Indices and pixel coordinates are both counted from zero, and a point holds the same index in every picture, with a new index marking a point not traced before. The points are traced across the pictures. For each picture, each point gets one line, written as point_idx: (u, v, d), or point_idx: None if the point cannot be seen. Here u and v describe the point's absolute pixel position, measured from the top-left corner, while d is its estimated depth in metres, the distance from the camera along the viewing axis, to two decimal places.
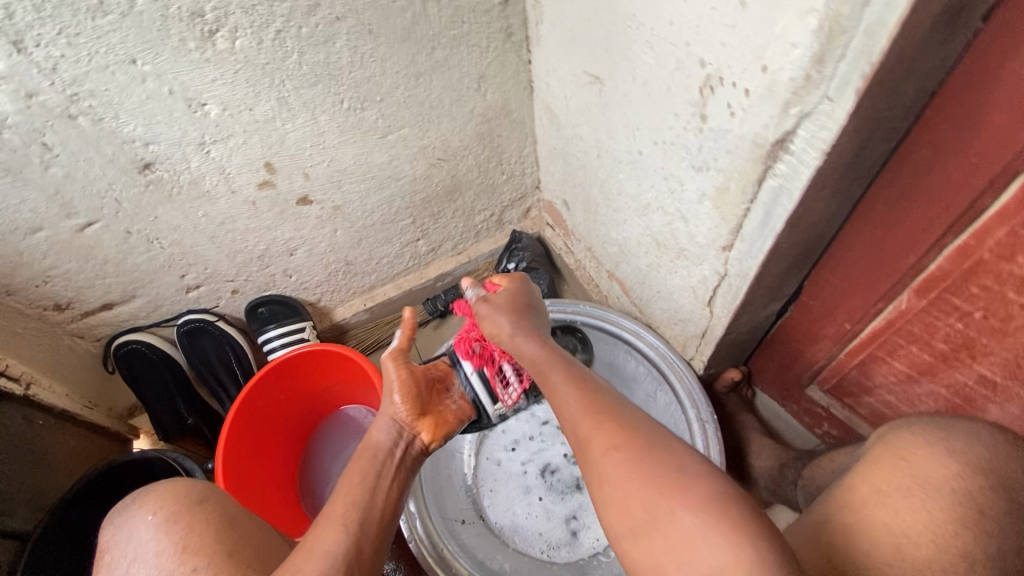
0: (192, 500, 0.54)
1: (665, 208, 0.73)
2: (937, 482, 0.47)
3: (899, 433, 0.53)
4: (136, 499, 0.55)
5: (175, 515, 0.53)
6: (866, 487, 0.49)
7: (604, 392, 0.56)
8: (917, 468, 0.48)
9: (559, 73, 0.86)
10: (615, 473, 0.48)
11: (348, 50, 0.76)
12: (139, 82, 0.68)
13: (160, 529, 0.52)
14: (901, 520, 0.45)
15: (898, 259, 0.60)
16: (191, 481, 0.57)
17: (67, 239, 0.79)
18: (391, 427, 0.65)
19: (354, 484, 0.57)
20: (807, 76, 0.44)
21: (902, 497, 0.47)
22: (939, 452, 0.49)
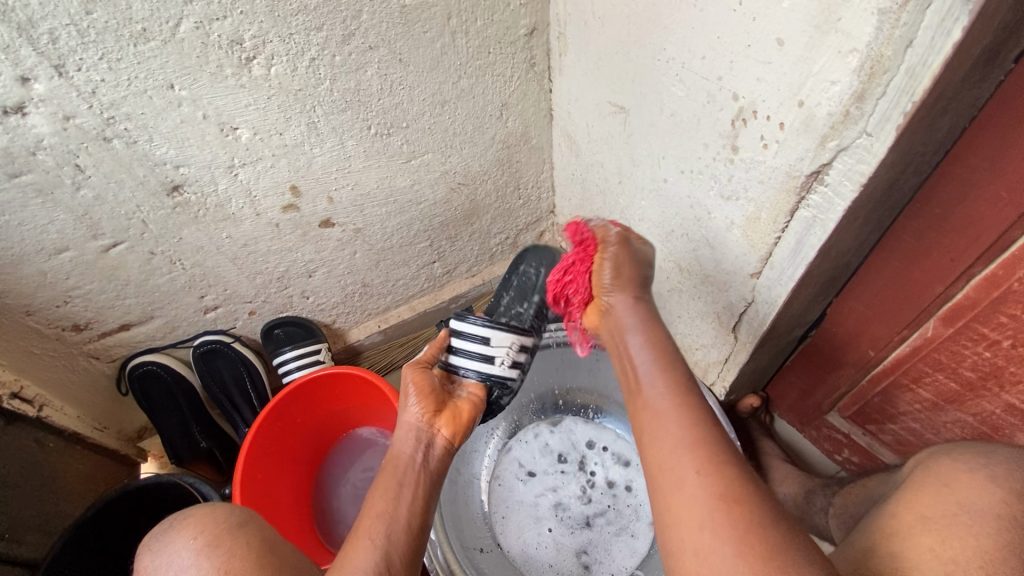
0: (231, 524, 0.52)
1: (689, 235, 0.74)
2: (982, 508, 0.47)
3: (942, 461, 0.54)
4: (173, 523, 0.53)
5: (217, 540, 0.50)
6: (913, 515, 0.49)
7: (703, 415, 0.51)
8: (962, 495, 0.49)
9: (581, 102, 0.88)
10: (716, 528, 0.43)
11: (379, 77, 0.78)
12: (174, 106, 0.69)
13: (201, 555, 0.49)
14: (948, 547, 0.45)
15: (926, 287, 0.61)
16: (228, 506, 0.54)
17: (91, 260, 0.79)
18: (408, 432, 0.66)
19: (387, 503, 0.57)
20: (846, 112, 0.45)
21: (947, 523, 0.47)
22: (981, 477, 0.50)
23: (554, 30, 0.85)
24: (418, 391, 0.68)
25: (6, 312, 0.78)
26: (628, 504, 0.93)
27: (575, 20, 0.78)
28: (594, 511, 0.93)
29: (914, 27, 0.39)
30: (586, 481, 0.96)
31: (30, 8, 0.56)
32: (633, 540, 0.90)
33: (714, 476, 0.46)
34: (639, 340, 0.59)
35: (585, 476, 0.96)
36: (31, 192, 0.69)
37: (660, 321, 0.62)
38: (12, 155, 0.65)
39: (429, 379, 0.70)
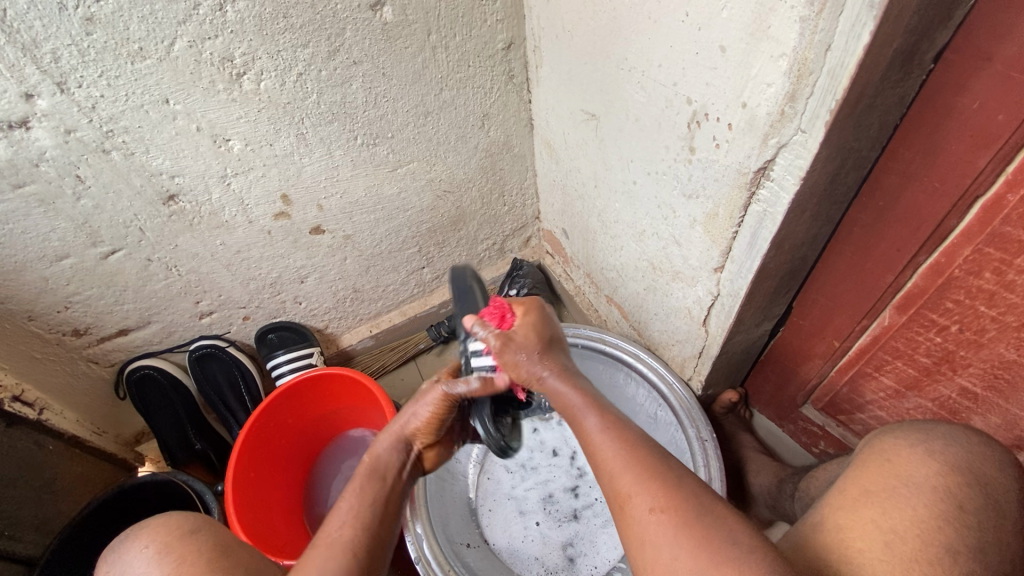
0: (183, 531, 0.54)
1: (659, 234, 0.78)
2: (921, 480, 0.50)
3: (886, 434, 0.56)
4: (132, 532, 0.55)
5: (167, 546, 0.53)
6: (857, 489, 0.52)
7: (635, 439, 0.54)
8: (901, 468, 0.51)
9: (557, 112, 0.92)
10: (656, 532, 0.47)
11: (364, 90, 0.82)
12: (169, 120, 0.74)
13: (154, 560, 0.52)
14: (888, 517, 0.48)
15: (878, 277, 0.64)
16: (184, 513, 0.57)
17: (91, 266, 0.83)
18: (397, 441, 0.62)
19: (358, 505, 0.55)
20: (782, 111, 0.49)
21: (889, 496, 0.50)
22: (920, 452, 0.52)
23: (530, 44, 0.90)
24: (436, 412, 0.62)
25: (11, 317, 0.82)
26: None
27: (548, 34, 0.82)
28: (581, 504, 0.96)
29: (831, 32, 0.42)
30: (575, 476, 0.99)
31: (34, 30, 0.60)
32: (616, 532, 0.92)
33: (644, 485, 0.49)
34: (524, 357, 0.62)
35: (572, 470, 0.99)
36: (34, 202, 0.73)
37: (556, 356, 0.64)
38: (17, 166, 0.70)
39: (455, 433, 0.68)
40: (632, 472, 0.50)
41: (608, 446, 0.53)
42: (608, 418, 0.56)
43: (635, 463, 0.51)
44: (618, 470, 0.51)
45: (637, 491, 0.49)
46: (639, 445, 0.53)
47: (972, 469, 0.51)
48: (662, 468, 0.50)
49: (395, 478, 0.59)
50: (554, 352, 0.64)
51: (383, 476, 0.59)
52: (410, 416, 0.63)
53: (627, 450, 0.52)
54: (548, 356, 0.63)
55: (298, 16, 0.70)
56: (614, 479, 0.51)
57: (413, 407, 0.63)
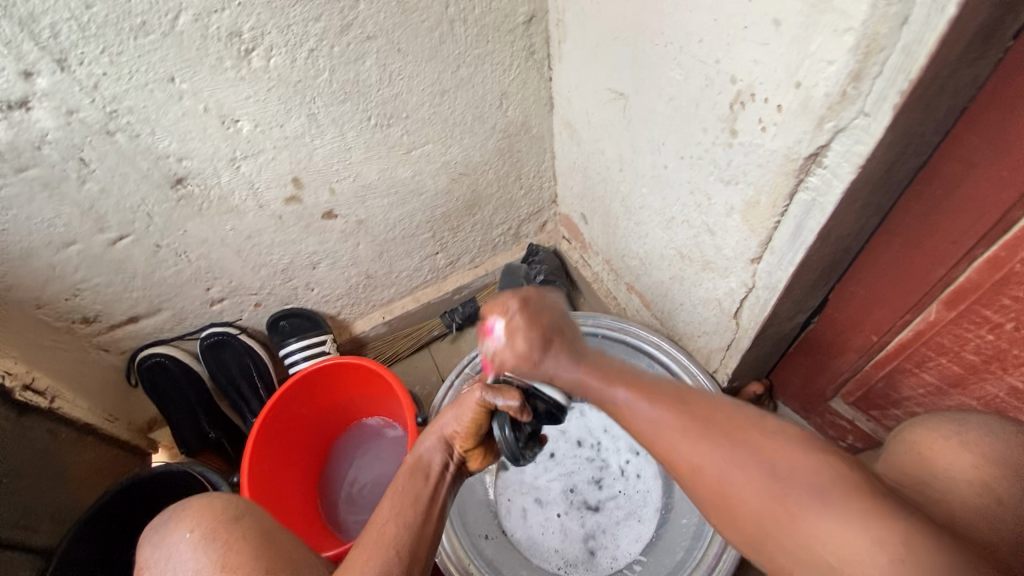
0: (229, 517, 0.51)
1: (690, 221, 0.74)
2: (963, 468, 0.48)
3: (920, 427, 0.55)
4: (172, 514, 0.52)
5: (214, 533, 0.49)
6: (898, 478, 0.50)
7: (690, 404, 0.49)
8: (938, 459, 0.50)
9: (581, 91, 0.87)
10: (733, 479, 0.43)
11: (377, 68, 0.78)
12: (176, 99, 0.70)
13: (199, 547, 0.48)
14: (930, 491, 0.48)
15: (928, 271, 0.60)
16: (225, 495, 0.53)
17: (99, 253, 0.80)
18: (438, 442, 0.61)
19: (401, 501, 0.53)
20: (843, 92, 0.45)
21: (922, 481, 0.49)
22: (951, 444, 0.51)
23: (553, 17, 0.85)
24: (477, 417, 0.60)
25: (19, 305, 0.80)
26: (638, 489, 0.94)
27: (574, 7, 0.77)
28: (604, 497, 0.94)
29: (910, 3, 0.38)
30: (599, 468, 0.97)
31: (30, 3, 0.56)
32: (639, 526, 0.91)
33: (701, 439, 0.46)
34: (523, 343, 0.60)
35: (595, 460, 0.97)
36: (38, 187, 0.70)
37: (570, 340, 0.61)
38: (18, 149, 0.66)
39: (488, 420, 0.60)
40: (679, 432, 0.47)
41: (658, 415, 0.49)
42: (638, 387, 0.53)
43: (684, 425, 0.47)
44: (679, 445, 0.47)
45: (698, 450, 0.45)
46: (682, 403, 0.49)
47: (1011, 462, 0.48)
48: (717, 421, 0.46)
49: (437, 478, 0.58)
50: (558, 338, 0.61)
51: (426, 475, 0.58)
52: (450, 419, 0.61)
53: (675, 411, 0.49)
54: (563, 347, 0.60)
55: None
56: (664, 445, 0.48)
57: (452, 411, 0.61)
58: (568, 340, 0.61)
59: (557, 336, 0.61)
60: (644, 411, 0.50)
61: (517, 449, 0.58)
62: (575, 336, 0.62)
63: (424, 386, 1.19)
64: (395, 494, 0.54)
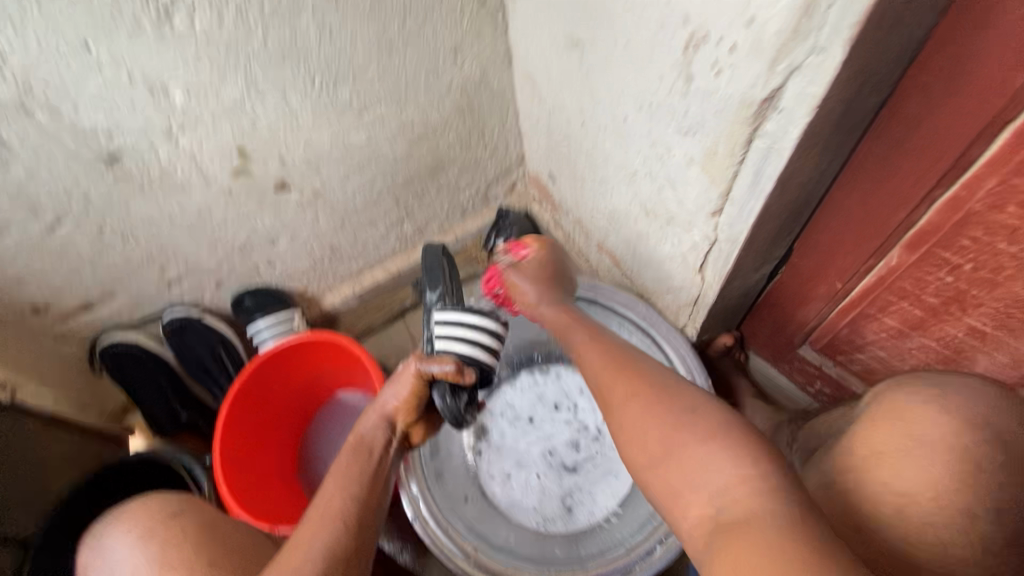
0: (167, 515, 0.59)
1: (652, 175, 0.72)
2: (935, 436, 0.48)
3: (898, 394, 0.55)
4: (113, 517, 0.60)
5: (151, 532, 0.57)
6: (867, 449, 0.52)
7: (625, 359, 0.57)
8: (914, 428, 0.50)
9: (537, 41, 0.83)
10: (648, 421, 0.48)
11: (316, 25, 0.72)
12: (95, 68, 0.65)
13: (137, 544, 0.57)
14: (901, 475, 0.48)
15: (889, 215, 0.59)
16: (163, 497, 0.62)
17: (38, 240, 0.76)
18: (380, 419, 0.63)
19: (346, 477, 0.55)
20: (795, 27, 0.42)
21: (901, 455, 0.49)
22: (929, 409, 0.50)
23: None
24: (416, 389, 0.62)
25: None
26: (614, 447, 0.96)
27: None
28: (582, 457, 0.96)
29: None
30: (577, 429, 0.98)
31: None
32: (615, 481, 0.93)
33: (632, 389, 0.51)
34: (529, 284, 0.76)
35: (573, 422, 0.99)
36: None
37: (557, 289, 0.77)
38: None
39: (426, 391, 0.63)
40: (616, 382, 0.53)
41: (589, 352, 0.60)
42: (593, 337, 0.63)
43: (619, 378, 0.54)
44: (617, 402, 0.52)
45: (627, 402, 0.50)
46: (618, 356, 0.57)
47: (986, 422, 0.47)
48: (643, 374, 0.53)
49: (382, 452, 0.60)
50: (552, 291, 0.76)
51: (370, 449, 0.59)
52: (390, 394, 0.63)
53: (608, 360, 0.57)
54: (546, 286, 0.77)
55: None
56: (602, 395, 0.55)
57: (391, 386, 0.63)
58: (559, 288, 0.78)
59: (553, 282, 0.79)
60: (591, 359, 0.59)
61: (457, 410, 0.63)
62: (565, 288, 0.80)
63: None
64: (340, 470, 0.55)
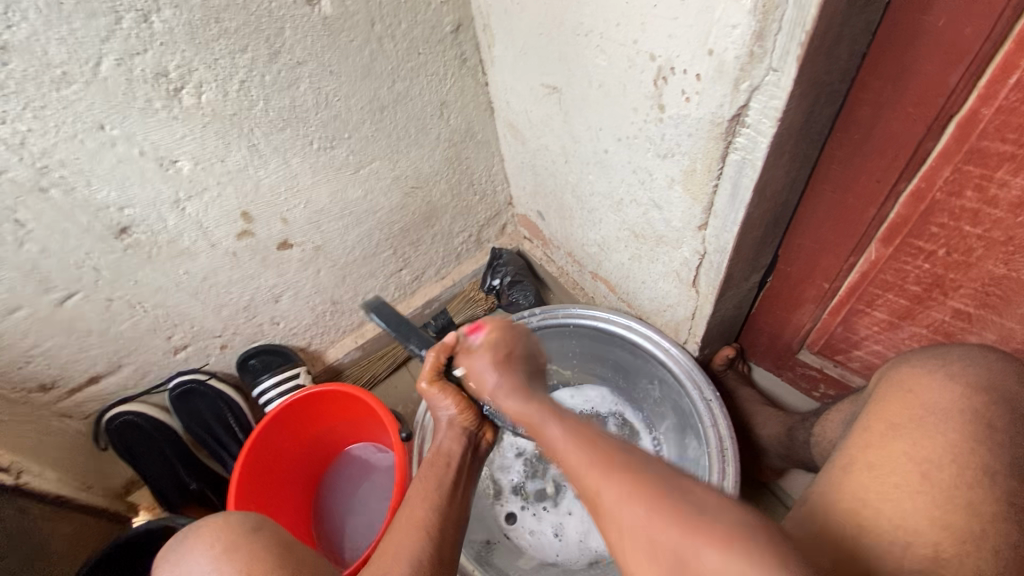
0: (247, 530, 0.56)
1: (637, 200, 0.77)
2: (945, 406, 0.52)
3: (901, 366, 0.58)
4: (188, 536, 0.57)
5: (234, 545, 0.55)
6: (882, 423, 0.53)
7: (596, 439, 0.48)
8: (925, 397, 0.53)
9: (516, 91, 0.89)
10: (627, 522, 0.41)
11: (312, 92, 0.78)
12: (108, 146, 0.69)
13: (221, 559, 0.53)
14: (920, 448, 0.50)
15: (861, 213, 0.64)
16: (237, 514, 0.58)
17: (47, 315, 0.78)
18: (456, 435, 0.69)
19: (426, 489, 0.62)
20: (751, 52, 0.48)
21: (917, 426, 0.51)
22: (941, 378, 0.54)
23: (479, 24, 0.86)
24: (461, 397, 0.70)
25: None
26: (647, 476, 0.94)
27: (497, 11, 0.79)
28: None
29: None
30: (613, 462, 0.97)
31: None
32: None
33: (607, 468, 0.44)
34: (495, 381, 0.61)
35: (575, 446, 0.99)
36: None
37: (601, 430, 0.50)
38: None
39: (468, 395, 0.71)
40: (593, 470, 0.45)
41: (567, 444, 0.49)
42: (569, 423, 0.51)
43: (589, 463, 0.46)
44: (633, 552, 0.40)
45: (605, 485, 0.44)
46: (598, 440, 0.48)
47: (993, 385, 0.52)
48: (622, 457, 0.45)
49: (458, 463, 0.67)
50: (515, 362, 0.63)
51: (447, 462, 0.66)
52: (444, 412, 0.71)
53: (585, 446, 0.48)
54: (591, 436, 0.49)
55: (231, 20, 0.66)
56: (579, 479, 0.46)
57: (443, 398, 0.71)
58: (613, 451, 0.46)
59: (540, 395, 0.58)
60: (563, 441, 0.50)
61: None
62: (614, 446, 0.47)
63: (407, 404, 1.19)
64: (422, 481, 0.63)
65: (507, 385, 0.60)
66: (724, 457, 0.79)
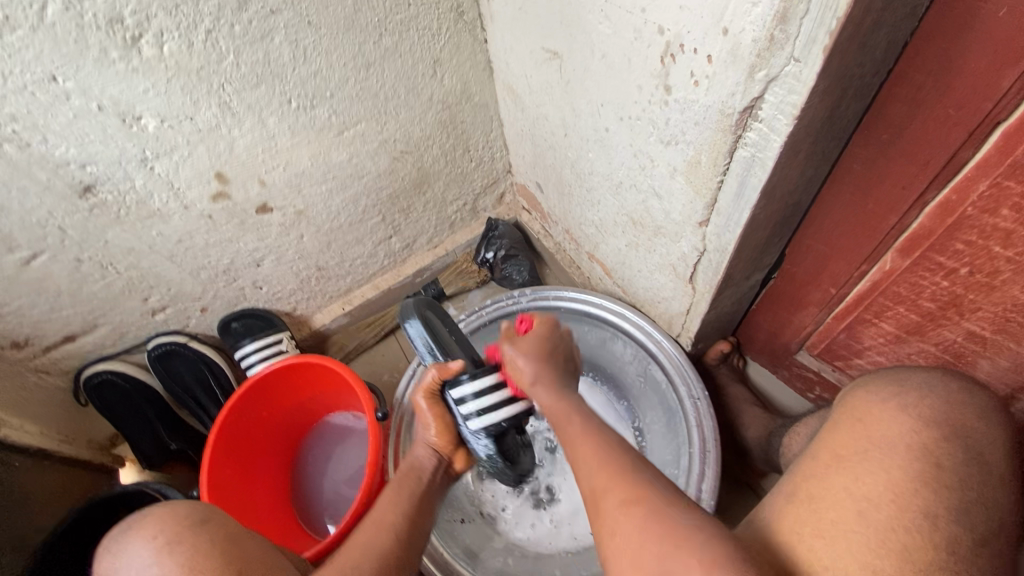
0: (192, 522, 0.52)
1: (637, 186, 0.70)
2: (892, 438, 0.48)
3: (858, 391, 0.53)
4: (129, 523, 0.52)
5: (178, 537, 0.50)
6: (828, 454, 0.49)
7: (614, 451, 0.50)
8: (875, 429, 0.49)
9: (516, 52, 0.81)
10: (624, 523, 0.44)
11: (289, 45, 0.71)
12: (63, 100, 0.63)
13: (161, 552, 0.49)
14: (861, 484, 0.46)
15: (880, 219, 0.57)
16: (183, 502, 0.54)
17: (14, 274, 0.75)
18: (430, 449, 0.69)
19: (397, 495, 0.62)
20: (771, 36, 0.41)
21: (860, 460, 0.47)
22: (891, 407, 0.50)
23: None
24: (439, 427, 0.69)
25: None
26: None
27: None
28: None
29: None
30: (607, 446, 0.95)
31: None
32: None
33: (623, 478, 0.47)
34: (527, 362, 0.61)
35: None
36: None
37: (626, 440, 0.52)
38: None
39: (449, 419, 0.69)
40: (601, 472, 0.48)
41: (588, 444, 0.51)
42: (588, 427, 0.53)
43: (608, 473, 0.48)
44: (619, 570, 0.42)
45: (612, 487, 0.46)
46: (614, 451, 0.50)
47: (951, 421, 0.48)
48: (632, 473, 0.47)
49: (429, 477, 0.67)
50: (554, 360, 0.63)
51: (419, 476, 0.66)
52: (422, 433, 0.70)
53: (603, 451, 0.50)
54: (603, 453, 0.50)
55: None
56: (591, 475, 0.49)
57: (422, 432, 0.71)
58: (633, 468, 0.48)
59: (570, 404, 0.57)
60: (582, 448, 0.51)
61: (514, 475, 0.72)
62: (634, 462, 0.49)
63: (393, 373, 1.18)
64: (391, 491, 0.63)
65: (545, 384, 0.60)
66: (705, 459, 0.77)
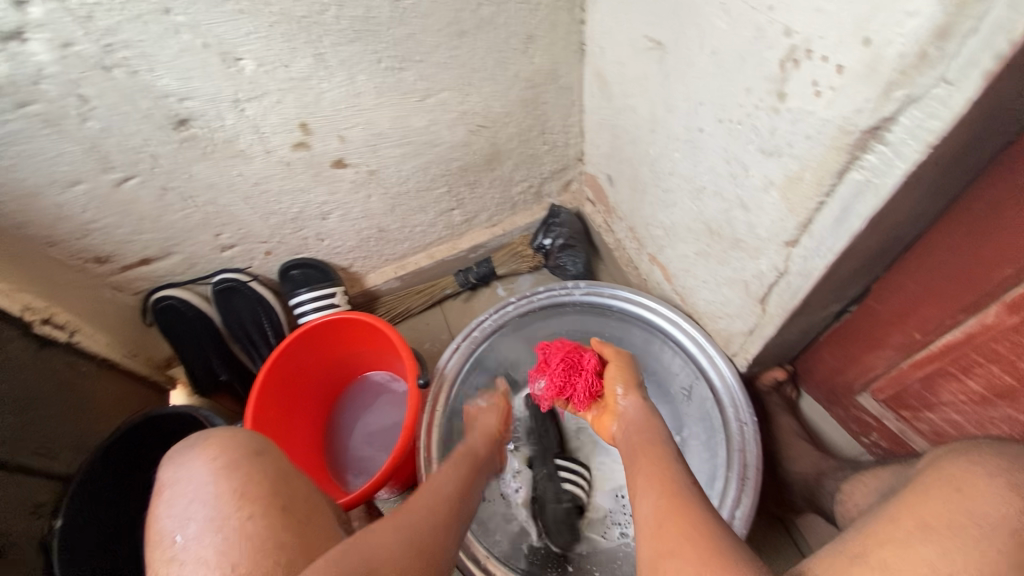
0: (250, 452, 0.57)
1: (722, 194, 0.67)
2: (996, 518, 0.39)
3: (960, 458, 0.46)
4: (197, 443, 0.58)
5: (235, 463, 0.55)
6: (911, 520, 0.41)
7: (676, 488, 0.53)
8: (975, 501, 0.40)
9: (614, 37, 0.78)
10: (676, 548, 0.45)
11: (389, 4, 0.70)
12: (173, 33, 0.65)
13: (219, 474, 0.54)
14: (949, 563, 0.38)
15: (992, 268, 0.53)
16: (247, 434, 0.60)
17: (106, 194, 0.79)
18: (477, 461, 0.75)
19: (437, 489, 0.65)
20: (923, 53, 0.37)
21: (953, 535, 0.39)
22: (996, 482, 0.41)
23: None
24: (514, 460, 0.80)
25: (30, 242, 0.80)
26: None
27: None
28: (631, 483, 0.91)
29: None
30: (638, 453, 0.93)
31: None
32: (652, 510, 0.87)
33: (677, 509, 0.49)
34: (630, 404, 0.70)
35: None
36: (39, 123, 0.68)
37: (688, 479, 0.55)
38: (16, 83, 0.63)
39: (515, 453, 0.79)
40: (659, 503, 0.51)
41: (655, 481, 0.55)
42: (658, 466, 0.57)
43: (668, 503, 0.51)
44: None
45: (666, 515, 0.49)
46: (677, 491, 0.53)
47: None
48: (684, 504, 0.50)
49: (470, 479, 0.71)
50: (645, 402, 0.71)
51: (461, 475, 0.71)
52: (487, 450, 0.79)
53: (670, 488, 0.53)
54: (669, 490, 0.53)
55: None
56: (653, 505, 0.52)
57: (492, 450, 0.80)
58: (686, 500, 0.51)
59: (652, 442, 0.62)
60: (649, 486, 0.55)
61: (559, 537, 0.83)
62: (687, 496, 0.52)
63: (435, 343, 1.19)
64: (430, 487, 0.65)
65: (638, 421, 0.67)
66: (743, 486, 0.74)
